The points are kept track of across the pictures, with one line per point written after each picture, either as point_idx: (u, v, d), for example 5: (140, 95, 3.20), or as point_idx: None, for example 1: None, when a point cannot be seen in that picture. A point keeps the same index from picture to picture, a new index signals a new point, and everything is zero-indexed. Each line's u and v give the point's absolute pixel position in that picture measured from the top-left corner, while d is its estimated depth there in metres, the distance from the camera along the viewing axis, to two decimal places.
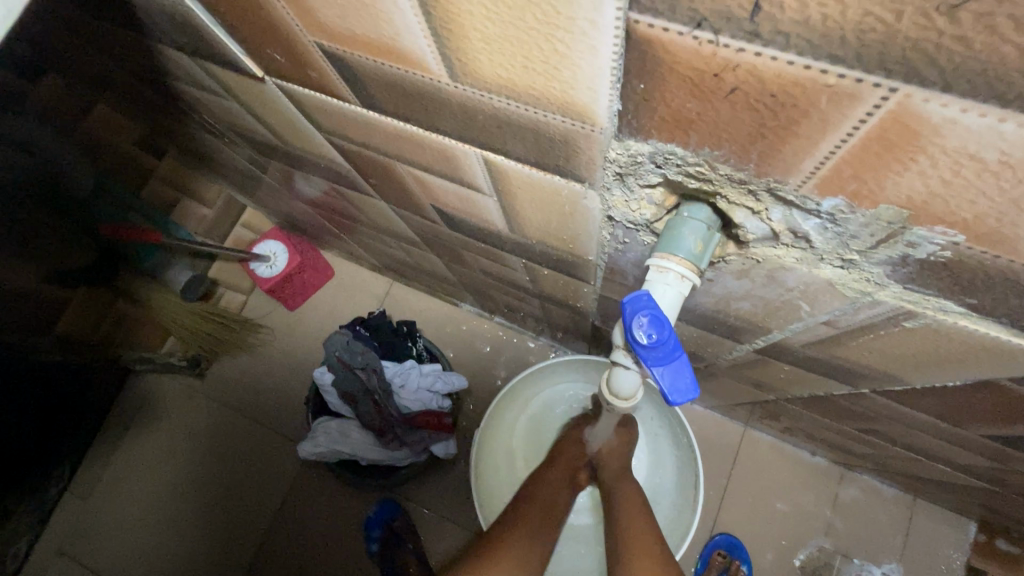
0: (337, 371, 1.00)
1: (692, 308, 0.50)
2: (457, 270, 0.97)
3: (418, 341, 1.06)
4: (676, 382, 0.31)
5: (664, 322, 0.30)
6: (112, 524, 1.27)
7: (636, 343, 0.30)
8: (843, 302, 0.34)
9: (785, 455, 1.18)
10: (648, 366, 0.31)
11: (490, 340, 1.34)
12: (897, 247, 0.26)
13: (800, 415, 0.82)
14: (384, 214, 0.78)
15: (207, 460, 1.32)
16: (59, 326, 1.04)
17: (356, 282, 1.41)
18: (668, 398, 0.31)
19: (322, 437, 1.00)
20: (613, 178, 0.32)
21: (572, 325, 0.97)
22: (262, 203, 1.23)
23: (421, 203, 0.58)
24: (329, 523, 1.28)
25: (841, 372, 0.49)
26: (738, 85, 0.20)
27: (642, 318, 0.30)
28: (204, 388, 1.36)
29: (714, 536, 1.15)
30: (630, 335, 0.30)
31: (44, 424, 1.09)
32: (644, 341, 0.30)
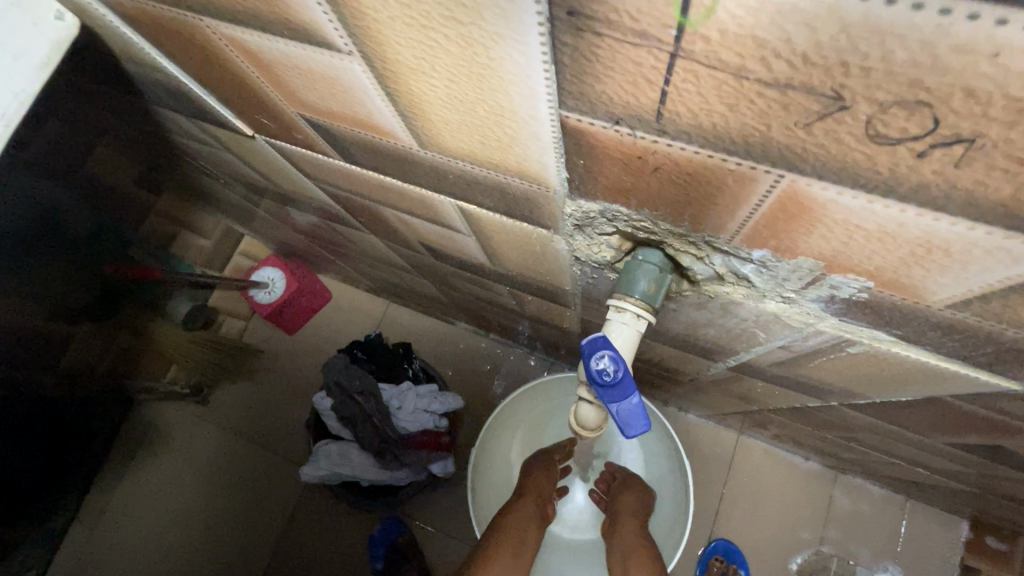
0: (334, 396, 1.02)
1: (665, 332, 0.53)
2: (450, 294, 1.00)
3: (414, 363, 1.09)
4: (630, 415, 0.34)
5: (621, 360, 0.34)
6: (124, 550, 1.31)
7: (594, 382, 0.34)
8: (792, 331, 0.37)
9: (778, 460, 1.20)
10: (605, 401, 0.34)
11: (487, 357, 1.37)
12: (823, 288, 0.29)
13: (784, 424, 0.85)
14: (376, 245, 0.81)
15: (213, 483, 1.36)
16: (64, 362, 1.05)
17: (354, 304, 1.44)
18: (624, 430, 0.35)
19: (324, 460, 1.02)
20: (573, 227, 0.35)
21: (562, 342, 1.00)
22: (260, 231, 1.26)
23: (408, 239, 0.61)
24: (335, 543, 1.30)
25: (808, 388, 0.52)
26: (659, 165, 0.23)
27: (603, 361, 0.34)
28: (209, 413, 1.39)
29: (712, 542, 1.17)
30: (591, 373, 0.34)
31: (52, 458, 1.12)
32: (602, 378, 0.34)
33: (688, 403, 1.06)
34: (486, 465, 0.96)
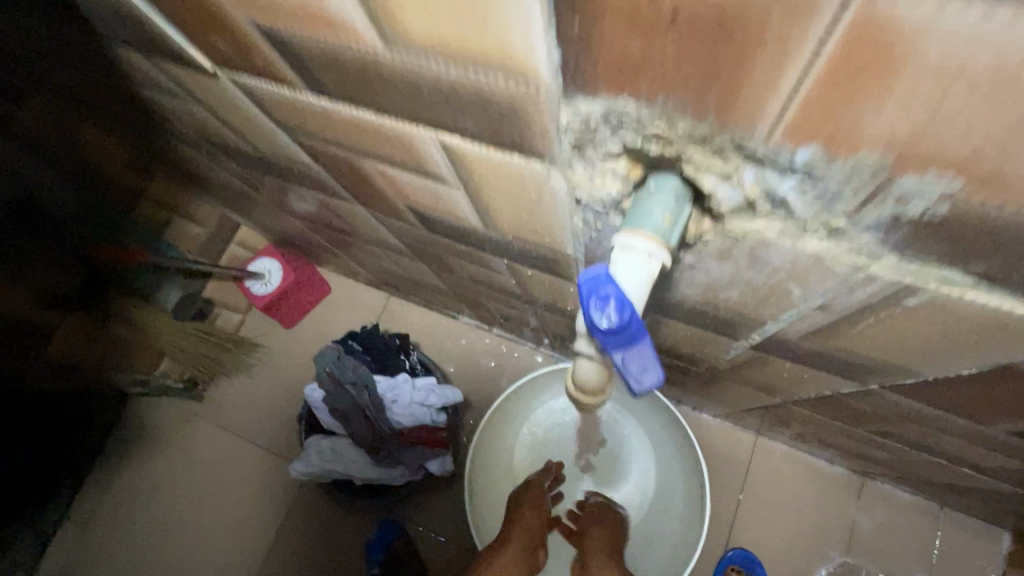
0: (326, 386, 0.96)
1: (680, 304, 0.47)
2: (449, 281, 0.94)
3: (411, 355, 1.03)
4: (639, 361, 0.31)
5: (628, 304, 0.30)
6: (112, 549, 1.28)
7: (600, 326, 0.30)
8: (835, 282, 0.31)
9: (800, 464, 1.12)
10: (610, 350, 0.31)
11: (490, 353, 1.31)
12: (886, 206, 0.23)
13: (809, 420, 0.78)
14: (368, 222, 0.76)
15: (204, 483, 1.31)
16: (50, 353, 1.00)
17: (353, 298, 1.39)
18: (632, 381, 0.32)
19: (314, 455, 0.96)
20: (571, 150, 0.29)
21: (567, 333, 0.94)
22: (257, 220, 1.21)
23: (395, 205, 0.56)
24: (331, 546, 1.24)
25: (845, 366, 0.45)
26: (679, 10, 0.18)
27: (608, 303, 0.30)
28: (202, 410, 1.35)
29: (728, 551, 1.09)
30: (594, 320, 0.30)
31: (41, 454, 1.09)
32: (607, 326, 0.30)
33: (704, 400, 0.99)
34: (489, 456, 0.93)
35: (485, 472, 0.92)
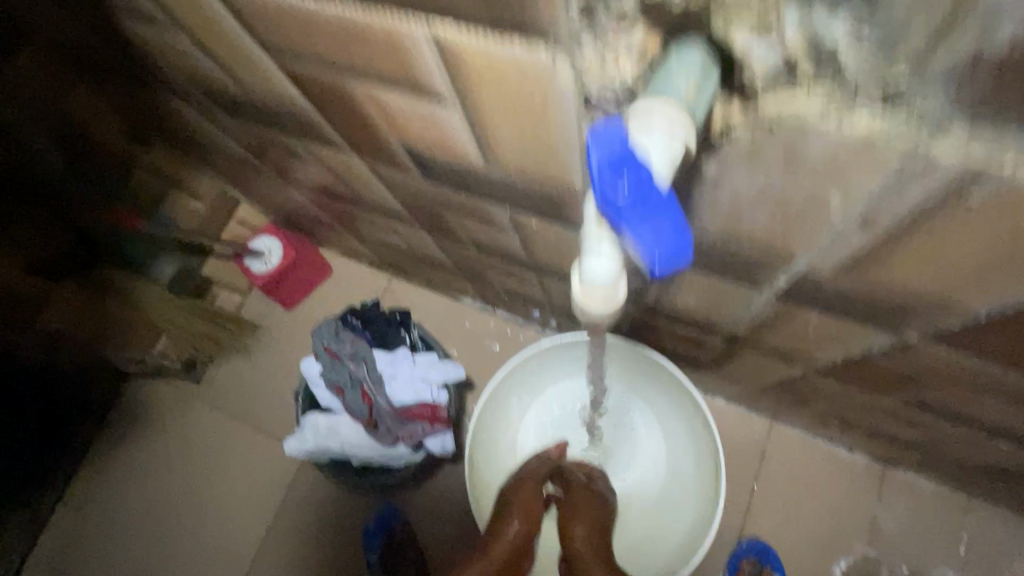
0: (324, 361, 0.93)
1: (700, 244, 0.43)
2: (453, 252, 0.91)
3: (413, 331, 0.97)
4: (675, 255, 0.27)
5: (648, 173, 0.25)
6: (106, 532, 1.26)
7: (618, 209, 0.26)
8: (884, 177, 0.27)
9: (819, 452, 1.07)
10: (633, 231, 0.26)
11: (495, 336, 1.27)
12: (962, 37, 0.20)
13: (832, 395, 0.73)
14: (366, 183, 0.72)
15: (200, 467, 1.28)
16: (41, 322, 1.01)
17: (356, 279, 1.36)
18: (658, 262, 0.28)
19: (310, 433, 0.92)
20: (580, 18, 0.26)
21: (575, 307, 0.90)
22: (256, 196, 1.16)
23: (391, 147, 0.52)
24: (329, 533, 1.21)
25: (882, 309, 0.41)
26: None
27: (622, 178, 0.25)
28: (199, 392, 1.32)
29: (741, 541, 1.04)
30: (612, 200, 0.26)
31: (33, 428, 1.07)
32: (626, 203, 0.26)
33: (718, 380, 0.94)
34: (491, 432, 0.89)
35: (487, 450, 0.88)
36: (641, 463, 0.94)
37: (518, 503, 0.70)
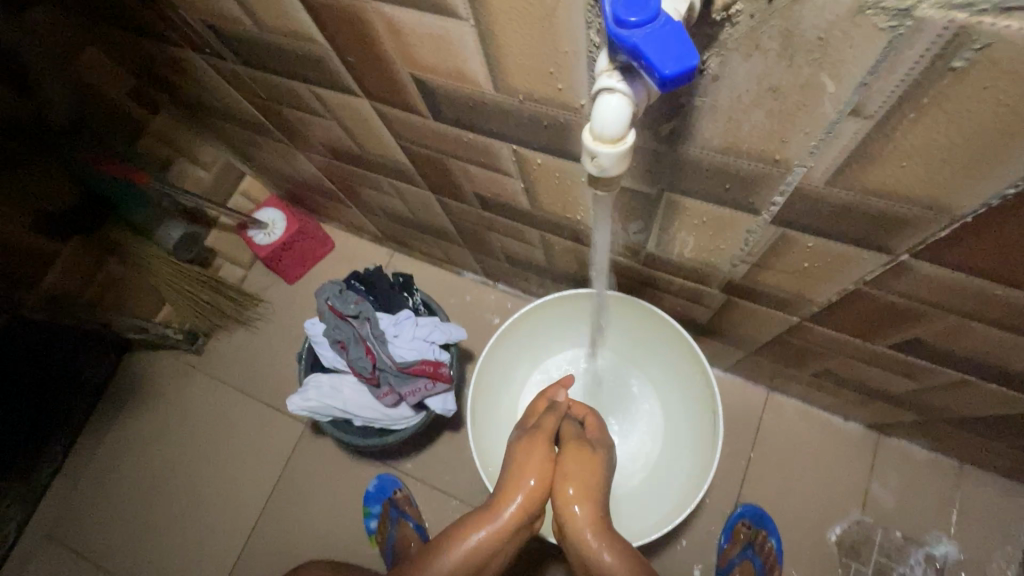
0: (327, 319, 0.94)
1: (699, 164, 0.45)
2: (456, 215, 0.92)
3: (415, 295, 1.00)
4: (682, 64, 0.28)
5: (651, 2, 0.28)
6: (104, 502, 1.26)
7: (627, 37, 0.28)
8: (875, 49, 0.29)
9: (814, 421, 1.09)
10: (644, 49, 0.28)
11: (495, 310, 1.28)
12: None
13: (827, 348, 0.75)
14: (371, 137, 0.74)
15: (198, 438, 1.28)
16: (46, 281, 1.02)
17: (357, 254, 1.37)
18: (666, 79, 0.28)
19: (313, 390, 0.93)
20: None
21: (574, 269, 0.91)
22: (261, 166, 1.17)
23: (401, 80, 0.54)
24: (326, 504, 1.20)
25: (876, 224, 0.43)
26: None
27: (629, 7, 0.28)
28: (200, 364, 1.33)
29: (737, 507, 1.05)
30: (621, 25, 0.28)
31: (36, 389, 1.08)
32: (633, 26, 0.28)
33: (715, 344, 0.96)
34: (494, 383, 0.94)
35: (488, 401, 0.93)
36: (640, 428, 0.99)
37: (528, 461, 0.66)
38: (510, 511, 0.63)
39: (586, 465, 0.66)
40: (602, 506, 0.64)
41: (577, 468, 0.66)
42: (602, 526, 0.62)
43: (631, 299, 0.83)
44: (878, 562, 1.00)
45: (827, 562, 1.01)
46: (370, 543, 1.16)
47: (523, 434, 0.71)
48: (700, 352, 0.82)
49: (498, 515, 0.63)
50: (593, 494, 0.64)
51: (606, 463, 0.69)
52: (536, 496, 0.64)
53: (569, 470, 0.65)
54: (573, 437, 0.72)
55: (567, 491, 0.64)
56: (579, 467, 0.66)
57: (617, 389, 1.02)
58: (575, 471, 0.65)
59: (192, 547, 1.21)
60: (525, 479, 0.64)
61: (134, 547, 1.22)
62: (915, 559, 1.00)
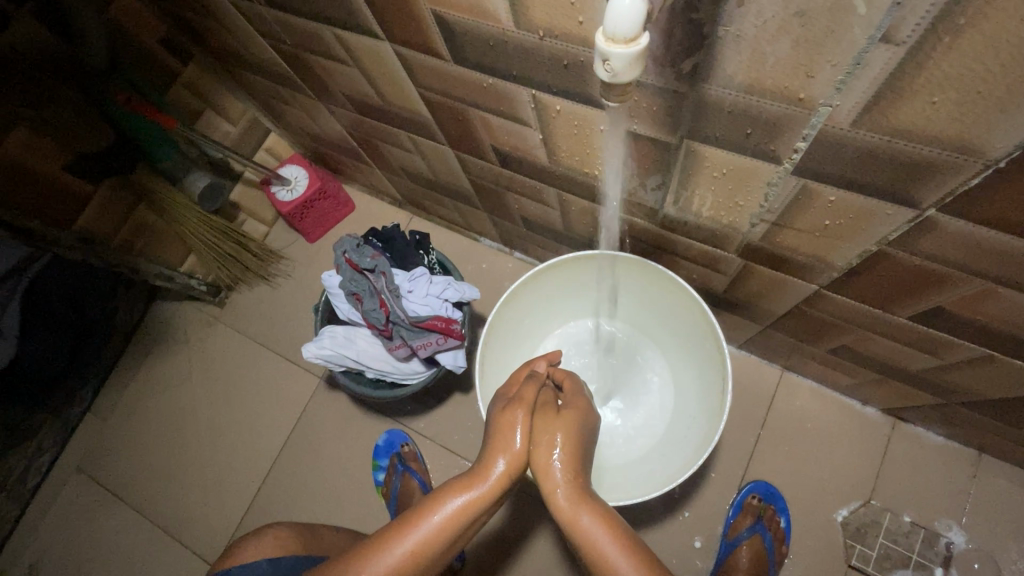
0: (344, 272, 0.95)
1: (722, 107, 0.44)
2: (475, 175, 0.92)
3: (430, 253, 1.01)
4: None
5: None
6: (128, 444, 1.32)
7: None
8: None
9: (828, 402, 1.07)
10: None
11: (510, 277, 1.28)
12: None
13: (846, 321, 0.73)
14: (393, 86, 0.74)
15: (218, 387, 1.33)
16: (78, 224, 1.06)
17: (377, 216, 1.38)
18: None
19: (328, 340, 0.95)
20: None
21: (590, 234, 0.91)
22: (287, 123, 1.19)
23: (422, 17, 0.54)
24: (339, 457, 1.24)
25: (903, 171, 0.42)
26: None
27: None
28: (223, 315, 1.37)
29: (746, 482, 1.04)
30: None
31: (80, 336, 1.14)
32: None
33: (731, 318, 0.95)
34: (505, 343, 0.95)
35: (498, 360, 0.95)
36: (648, 398, 1.02)
37: (511, 427, 0.67)
38: (497, 474, 0.64)
39: (565, 426, 0.67)
40: (581, 469, 0.66)
41: (556, 429, 0.67)
42: (582, 489, 0.64)
43: (648, 263, 0.82)
44: (885, 546, 0.99)
45: (832, 542, 1.01)
46: (377, 495, 1.19)
47: (505, 399, 0.72)
48: (716, 323, 0.81)
49: (485, 479, 0.63)
50: (573, 455, 0.66)
51: (586, 426, 0.71)
52: (520, 458, 0.65)
53: (552, 433, 0.66)
54: (551, 401, 0.72)
55: (550, 453, 0.65)
56: (561, 427, 0.67)
57: (630, 353, 1.05)
58: (558, 434, 0.66)
59: (209, 489, 1.26)
60: (511, 440, 0.66)
61: (154, 484, 1.28)
62: (924, 545, 0.98)
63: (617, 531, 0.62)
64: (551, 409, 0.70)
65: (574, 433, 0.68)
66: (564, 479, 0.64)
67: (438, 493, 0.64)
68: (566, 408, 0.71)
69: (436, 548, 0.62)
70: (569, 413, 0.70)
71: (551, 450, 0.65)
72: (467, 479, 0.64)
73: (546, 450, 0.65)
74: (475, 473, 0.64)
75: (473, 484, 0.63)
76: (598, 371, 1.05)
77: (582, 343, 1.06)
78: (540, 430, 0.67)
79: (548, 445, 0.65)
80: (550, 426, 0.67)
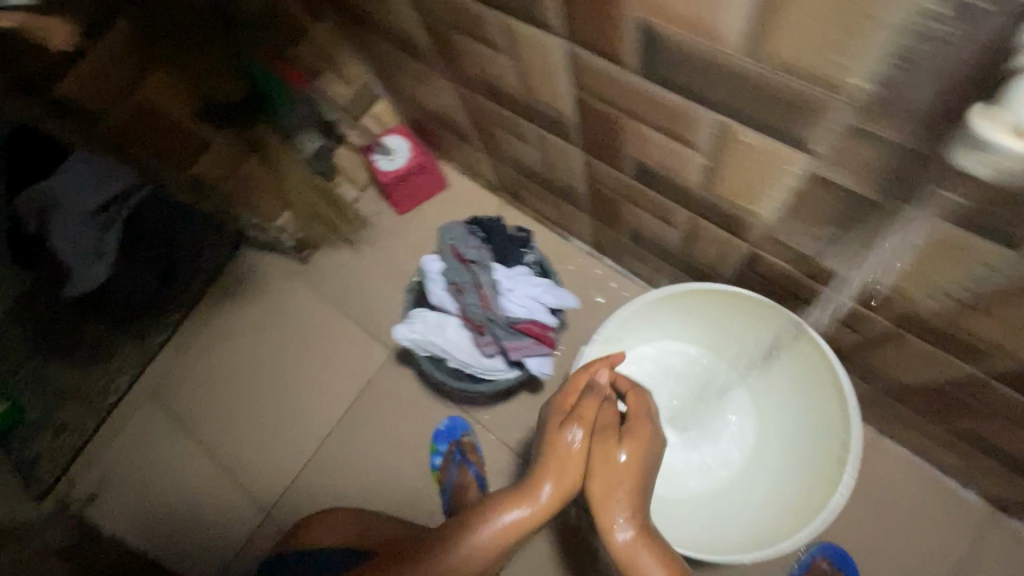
0: (448, 260, 0.94)
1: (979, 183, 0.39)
2: (597, 181, 0.88)
3: (532, 252, 0.98)
4: None
5: None
6: (200, 379, 1.37)
7: None
8: None
9: (924, 477, 0.99)
10: None
11: (596, 282, 1.24)
12: None
13: (990, 408, 0.68)
14: (544, 81, 0.69)
15: (290, 340, 1.36)
16: (194, 169, 1.06)
17: (469, 197, 1.36)
18: None
19: (420, 324, 0.93)
20: None
21: (710, 262, 0.85)
22: (399, 93, 1.16)
23: (623, 24, 0.49)
24: (399, 431, 1.25)
25: None
26: None
27: None
28: (304, 272, 1.39)
29: (818, 542, 0.99)
30: None
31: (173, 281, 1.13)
32: None
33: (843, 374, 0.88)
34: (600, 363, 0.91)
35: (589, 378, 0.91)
36: (727, 436, 0.98)
37: (564, 448, 0.64)
38: (545, 497, 0.63)
39: (625, 457, 0.63)
40: (642, 507, 0.62)
41: (614, 459, 0.63)
42: (642, 528, 0.61)
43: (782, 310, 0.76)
44: None
45: None
46: (431, 476, 1.20)
47: (562, 413, 0.68)
48: (846, 386, 0.76)
49: (533, 501, 0.63)
50: (633, 488, 0.62)
51: (651, 454, 0.65)
52: (571, 483, 0.63)
53: (609, 464, 0.62)
54: (614, 421, 0.67)
55: (607, 485, 0.61)
56: (621, 456, 0.63)
57: (708, 384, 0.99)
58: (615, 465, 0.62)
59: (270, 438, 1.30)
60: (564, 462, 0.64)
61: (220, 423, 1.33)
62: None
63: None
64: (613, 434, 0.65)
65: (635, 463, 0.63)
66: (622, 515, 0.60)
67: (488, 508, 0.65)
68: (630, 432, 0.66)
69: (485, 552, 0.64)
70: (632, 438, 0.65)
71: (612, 481, 0.62)
72: (516, 496, 0.64)
73: (602, 479, 0.62)
74: (525, 491, 0.64)
75: (522, 505, 0.63)
76: (676, 399, 1.00)
77: (662, 367, 1.00)
78: (597, 456, 0.64)
79: (606, 474, 0.62)
80: (607, 454, 0.63)
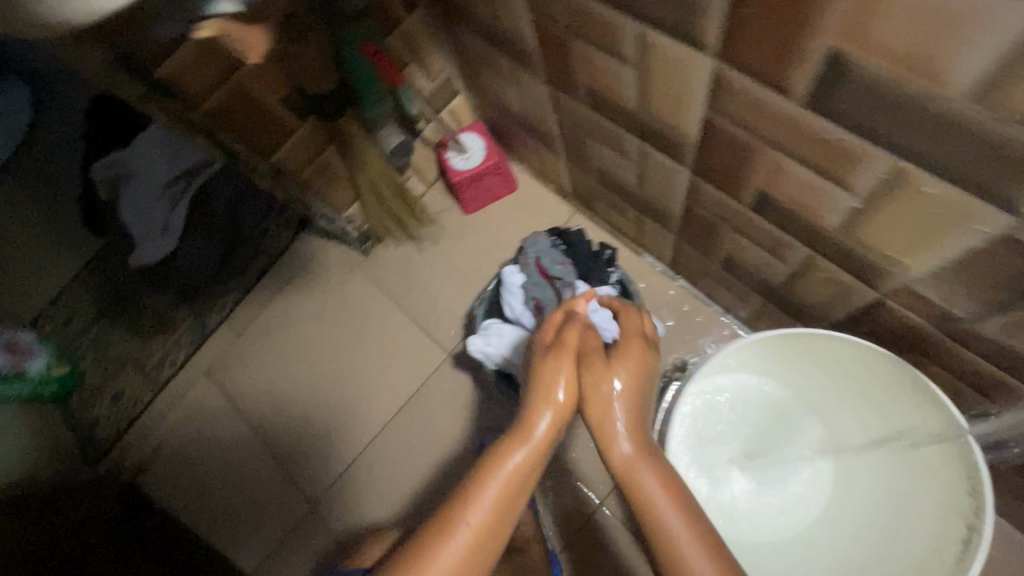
0: (532, 274, 0.91)
1: None
2: (700, 204, 0.82)
3: (616, 271, 0.94)
4: None
5: None
6: (254, 364, 1.36)
7: None
8: None
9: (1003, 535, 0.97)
10: None
11: (667, 303, 1.19)
12: None
13: None
14: (675, 99, 0.63)
15: (347, 333, 1.34)
16: (278, 154, 1.06)
17: (539, 202, 1.32)
18: None
19: (496, 337, 0.90)
20: None
21: (819, 303, 0.79)
22: (484, 91, 1.12)
23: (815, 50, 0.44)
24: (452, 435, 1.23)
25: None
26: None
27: None
28: (365, 264, 1.36)
29: None
30: None
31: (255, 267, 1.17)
32: None
33: None
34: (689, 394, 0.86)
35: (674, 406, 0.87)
36: (794, 483, 0.92)
37: (553, 378, 0.63)
38: (542, 431, 0.61)
39: (611, 376, 0.63)
40: (639, 427, 0.63)
41: (602, 379, 0.63)
42: (641, 448, 0.61)
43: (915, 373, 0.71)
44: None
45: None
46: None
47: (545, 343, 0.68)
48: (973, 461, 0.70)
49: (530, 436, 0.61)
50: (627, 406, 0.63)
51: (642, 374, 0.65)
52: (564, 411, 0.63)
53: (598, 387, 0.62)
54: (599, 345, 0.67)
55: (604, 406, 0.62)
56: (608, 377, 0.63)
57: (785, 421, 0.94)
58: (603, 385, 0.62)
59: (322, 430, 1.29)
60: (555, 396, 0.63)
61: (273, 409, 1.32)
62: None
63: (678, 495, 0.58)
64: (599, 357, 0.64)
65: (626, 385, 0.63)
66: (620, 434, 0.62)
67: (486, 460, 0.60)
68: (616, 353, 0.66)
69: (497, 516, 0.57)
70: (622, 358, 0.65)
71: (610, 404, 0.62)
72: (512, 436, 0.61)
73: (599, 400, 0.63)
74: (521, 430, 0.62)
75: (519, 444, 0.60)
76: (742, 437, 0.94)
77: (734, 400, 0.93)
78: (589, 383, 0.63)
79: (600, 397, 0.62)
80: (596, 377, 0.63)
